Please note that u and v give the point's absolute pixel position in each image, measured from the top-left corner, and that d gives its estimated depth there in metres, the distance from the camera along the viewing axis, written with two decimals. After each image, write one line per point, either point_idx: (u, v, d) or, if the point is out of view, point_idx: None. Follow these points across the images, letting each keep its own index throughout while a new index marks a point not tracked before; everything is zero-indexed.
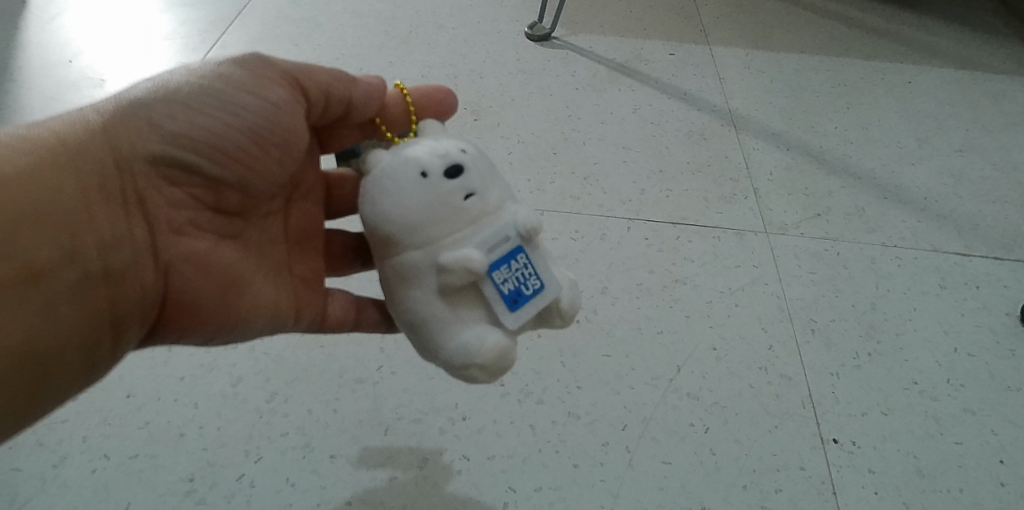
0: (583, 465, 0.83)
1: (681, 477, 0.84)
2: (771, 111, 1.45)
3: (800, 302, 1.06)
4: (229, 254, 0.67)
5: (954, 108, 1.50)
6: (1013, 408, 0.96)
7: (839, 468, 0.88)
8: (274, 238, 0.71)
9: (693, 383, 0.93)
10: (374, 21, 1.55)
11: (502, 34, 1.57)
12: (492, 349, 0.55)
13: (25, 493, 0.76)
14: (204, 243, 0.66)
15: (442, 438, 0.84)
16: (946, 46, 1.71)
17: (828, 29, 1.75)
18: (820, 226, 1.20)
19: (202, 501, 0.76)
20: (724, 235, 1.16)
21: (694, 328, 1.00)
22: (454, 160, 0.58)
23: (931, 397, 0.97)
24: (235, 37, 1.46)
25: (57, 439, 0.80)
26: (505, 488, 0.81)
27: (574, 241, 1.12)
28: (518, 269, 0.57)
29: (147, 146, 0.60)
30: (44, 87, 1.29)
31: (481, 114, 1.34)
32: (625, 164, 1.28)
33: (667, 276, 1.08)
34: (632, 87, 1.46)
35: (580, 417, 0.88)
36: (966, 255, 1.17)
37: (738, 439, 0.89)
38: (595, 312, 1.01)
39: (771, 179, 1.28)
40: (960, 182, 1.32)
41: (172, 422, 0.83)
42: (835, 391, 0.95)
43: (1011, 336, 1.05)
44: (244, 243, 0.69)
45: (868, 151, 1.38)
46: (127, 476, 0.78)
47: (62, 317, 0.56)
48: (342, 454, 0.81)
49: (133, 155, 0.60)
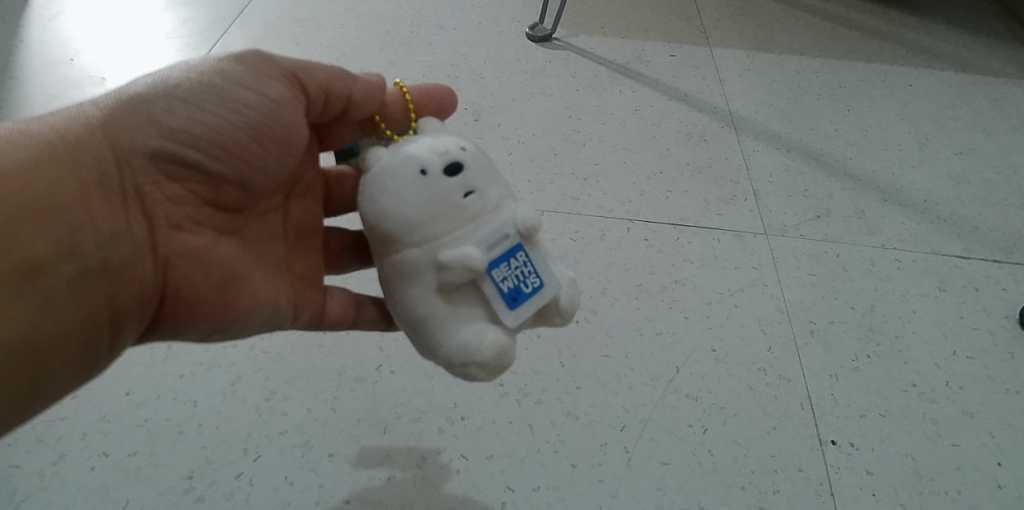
0: (582, 465, 0.83)
1: (679, 478, 0.84)
2: (771, 113, 1.45)
3: (800, 304, 1.06)
4: (228, 250, 0.67)
5: (954, 111, 1.50)
6: (1011, 411, 0.96)
7: (837, 470, 0.88)
8: (273, 235, 0.72)
9: (692, 384, 0.94)
10: (375, 21, 1.56)
11: (503, 35, 1.57)
12: (492, 347, 0.55)
13: (24, 490, 0.76)
14: (203, 239, 0.66)
15: (441, 437, 0.84)
16: (946, 49, 1.71)
17: (829, 31, 1.75)
18: (819, 228, 1.20)
19: (201, 499, 0.77)
20: (723, 237, 1.16)
21: (693, 329, 1.00)
22: (453, 157, 0.58)
23: (929, 399, 0.97)
24: (236, 36, 1.46)
25: (57, 436, 0.80)
26: (503, 487, 0.81)
27: (573, 241, 1.12)
28: (518, 267, 0.58)
29: (146, 142, 0.60)
30: (45, 84, 1.30)
31: (482, 115, 1.34)
32: (625, 165, 1.28)
33: (667, 278, 1.08)
34: (632, 88, 1.47)
35: (579, 417, 0.88)
36: (965, 258, 1.17)
37: (736, 440, 0.89)
38: (595, 312, 1.01)
39: (771, 181, 1.29)
40: (959, 185, 1.32)
41: (171, 420, 0.83)
42: (833, 393, 0.96)
43: (1010, 339, 1.05)
44: (243, 240, 0.69)
45: (868, 153, 1.38)
46: (126, 474, 0.78)
47: (61, 311, 0.56)
48: (341, 453, 0.81)
49: (132, 150, 0.60)
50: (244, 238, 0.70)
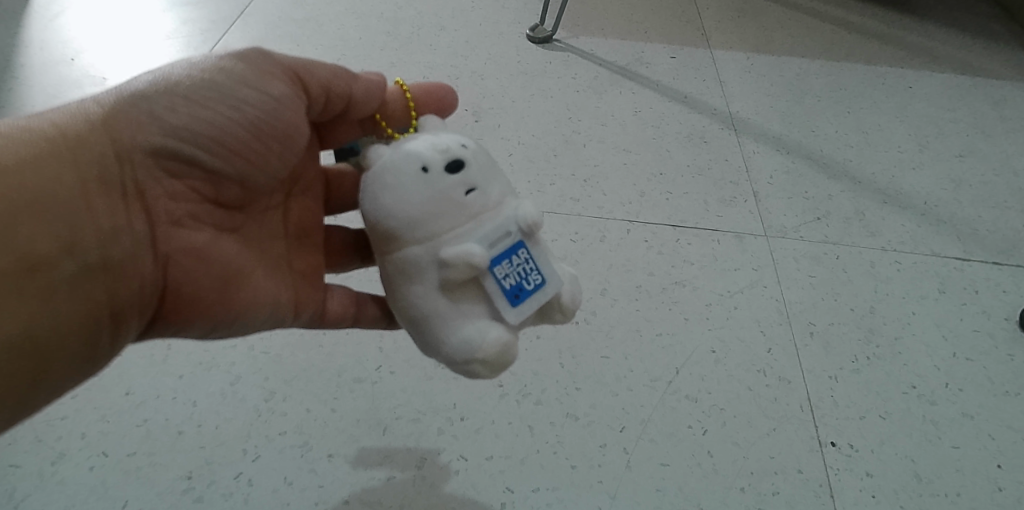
0: (581, 466, 0.83)
1: (679, 479, 0.84)
2: (771, 115, 1.45)
3: (800, 306, 1.06)
4: (229, 246, 0.67)
5: (954, 113, 1.50)
6: (1011, 413, 0.96)
7: (837, 472, 0.88)
8: (273, 232, 0.71)
9: (691, 386, 0.93)
10: (375, 22, 1.56)
11: (503, 36, 1.57)
12: (494, 344, 0.55)
13: (23, 490, 0.75)
14: (203, 236, 0.66)
15: (440, 438, 0.84)
16: (946, 51, 1.71)
17: (829, 33, 1.75)
18: (819, 230, 1.20)
19: (200, 499, 0.76)
20: (723, 238, 1.16)
21: (693, 331, 1.00)
22: (454, 155, 0.58)
23: (929, 401, 0.97)
24: (237, 36, 1.46)
25: (56, 436, 0.80)
26: (502, 488, 0.81)
27: (573, 242, 1.12)
28: (519, 264, 0.58)
29: (147, 139, 0.60)
30: (45, 84, 1.30)
31: (482, 116, 1.34)
32: (625, 166, 1.28)
33: (666, 279, 1.08)
34: (632, 90, 1.47)
35: (579, 418, 0.88)
36: (965, 260, 1.17)
37: (736, 441, 0.89)
38: (595, 313, 1.01)
39: (771, 182, 1.29)
40: (960, 187, 1.32)
41: (171, 420, 0.83)
42: (833, 395, 0.96)
43: (1010, 341, 1.05)
44: (243, 237, 0.69)
45: (868, 155, 1.38)
46: (125, 474, 0.78)
47: (61, 307, 0.56)
48: (340, 453, 0.81)
49: (132, 146, 0.60)
50: (245, 235, 0.70)
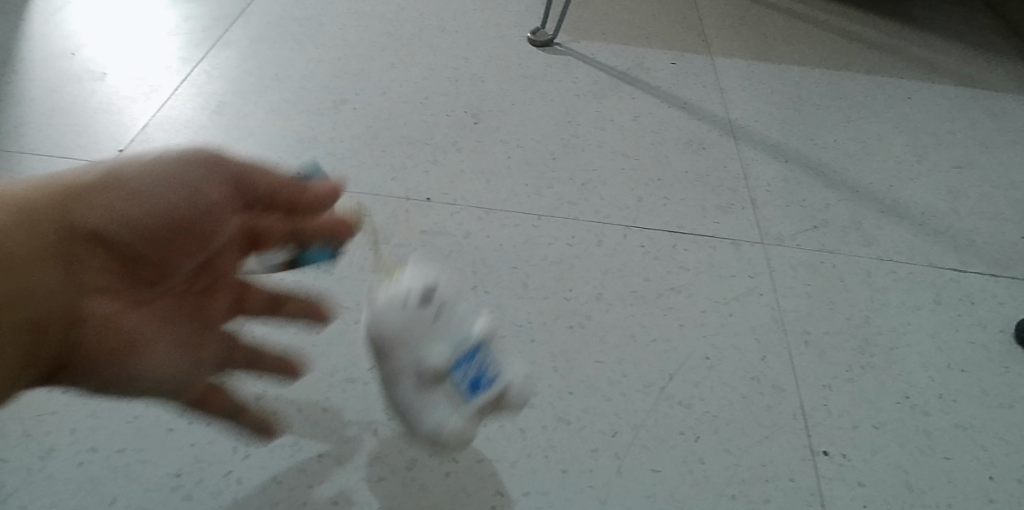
0: (573, 471, 0.83)
1: (671, 486, 0.84)
2: (771, 122, 1.45)
3: (794, 314, 1.06)
4: (189, 264, 0.73)
5: (953, 125, 1.51)
6: (1004, 425, 0.96)
7: (829, 481, 0.88)
8: (211, 297, 0.77)
9: (685, 392, 0.93)
10: (377, 22, 1.56)
11: (504, 39, 1.57)
12: None
13: (11, 485, 0.75)
14: (144, 304, 0.71)
15: (432, 440, 0.83)
16: (946, 63, 1.72)
17: (829, 42, 1.75)
18: (816, 239, 1.20)
19: (188, 497, 0.76)
20: (720, 245, 1.16)
21: (688, 337, 1.00)
22: None
23: (922, 411, 0.97)
24: (238, 34, 1.46)
25: (45, 431, 0.80)
26: (493, 491, 0.80)
27: (569, 246, 1.11)
28: None
29: (93, 223, 0.65)
30: (45, 78, 1.29)
31: (481, 118, 1.34)
32: (624, 171, 1.28)
33: (662, 285, 1.08)
34: (632, 95, 1.47)
35: (572, 423, 0.87)
36: (961, 271, 1.18)
37: (728, 449, 0.89)
38: (590, 318, 1.00)
39: (769, 190, 1.29)
40: (957, 198, 1.32)
41: (161, 417, 0.82)
42: (826, 404, 0.96)
43: (1004, 353, 1.05)
44: (183, 301, 0.74)
45: (866, 165, 1.38)
46: (114, 471, 0.77)
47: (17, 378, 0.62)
48: (331, 454, 0.81)
49: (78, 231, 0.64)
50: (185, 300, 0.75)
